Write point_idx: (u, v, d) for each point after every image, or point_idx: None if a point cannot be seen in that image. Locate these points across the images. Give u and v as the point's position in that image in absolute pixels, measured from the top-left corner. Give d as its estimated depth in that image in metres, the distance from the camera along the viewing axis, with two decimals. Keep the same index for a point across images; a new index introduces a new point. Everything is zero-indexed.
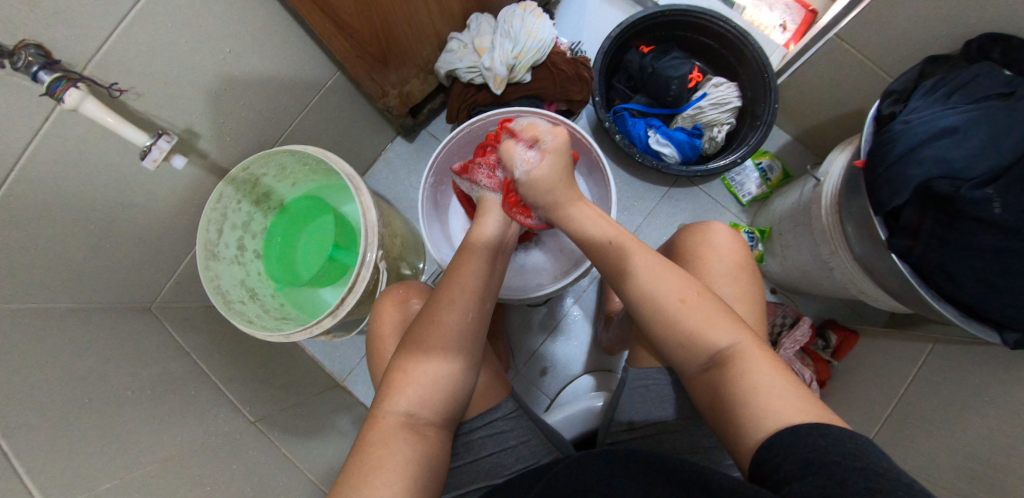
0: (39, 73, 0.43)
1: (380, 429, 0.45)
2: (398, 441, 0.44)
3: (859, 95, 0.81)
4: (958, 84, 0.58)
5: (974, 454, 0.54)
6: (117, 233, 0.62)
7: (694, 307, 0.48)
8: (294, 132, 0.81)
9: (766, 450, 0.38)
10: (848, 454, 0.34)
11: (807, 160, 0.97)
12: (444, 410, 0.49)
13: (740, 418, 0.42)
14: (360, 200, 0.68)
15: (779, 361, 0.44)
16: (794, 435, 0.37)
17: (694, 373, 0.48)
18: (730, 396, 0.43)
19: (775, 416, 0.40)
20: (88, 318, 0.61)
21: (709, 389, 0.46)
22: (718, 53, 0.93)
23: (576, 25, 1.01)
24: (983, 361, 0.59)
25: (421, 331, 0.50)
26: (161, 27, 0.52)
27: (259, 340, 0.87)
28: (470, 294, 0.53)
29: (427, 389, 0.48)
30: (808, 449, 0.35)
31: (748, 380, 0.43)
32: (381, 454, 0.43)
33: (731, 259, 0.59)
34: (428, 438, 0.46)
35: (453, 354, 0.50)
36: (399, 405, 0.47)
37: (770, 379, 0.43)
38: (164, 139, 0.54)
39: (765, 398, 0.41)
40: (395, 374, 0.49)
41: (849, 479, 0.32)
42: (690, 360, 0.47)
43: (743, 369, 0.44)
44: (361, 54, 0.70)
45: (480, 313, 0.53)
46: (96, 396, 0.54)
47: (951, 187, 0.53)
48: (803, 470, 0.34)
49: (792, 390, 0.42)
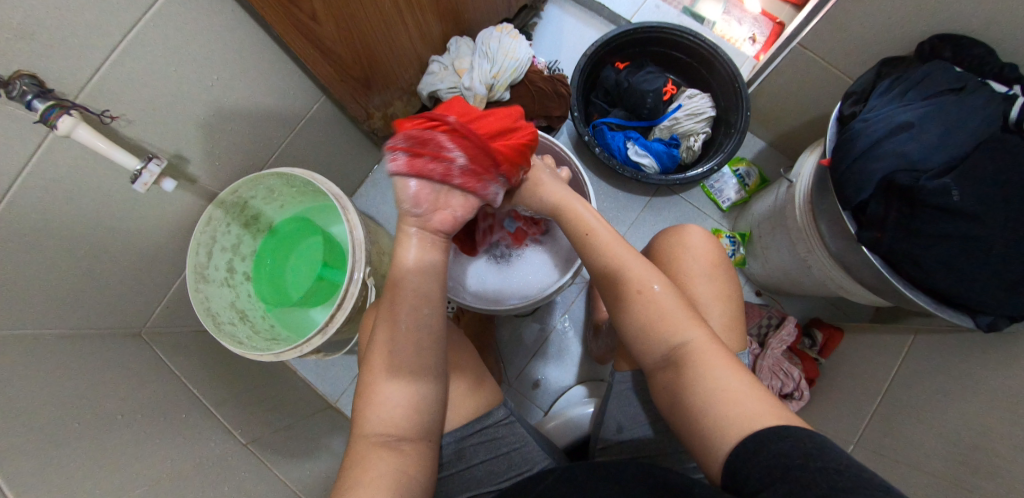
0: (33, 101, 0.45)
1: (358, 453, 0.46)
2: (373, 461, 0.45)
3: (826, 99, 0.84)
4: (912, 82, 0.61)
5: (960, 439, 0.55)
6: (107, 258, 0.63)
7: (656, 302, 0.49)
8: (282, 156, 0.83)
9: (730, 458, 0.39)
10: (810, 456, 0.34)
11: (783, 164, 1.00)
12: (418, 421, 0.48)
13: (699, 415, 0.43)
14: (347, 219, 0.69)
15: (734, 360, 0.45)
16: (755, 440, 0.38)
17: (651, 366, 0.49)
18: (688, 396, 0.45)
19: (733, 419, 0.41)
20: (77, 344, 0.61)
21: (665, 382, 0.47)
22: (690, 66, 0.96)
23: (553, 45, 1.05)
24: (964, 347, 0.60)
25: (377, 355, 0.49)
26: (151, 57, 0.55)
27: (250, 363, 0.86)
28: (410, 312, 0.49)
29: (393, 408, 0.47)
30: (773, 454, 0.36)
31: (703, 380, 0.44)
32: (358, 477, 0.44)
33: (706, 260, 0.61)
34: (405, 452, 0.46)
35: (403, 368, 0.48)
36: (370, 427, 0.47)
37: (721, 378, 0.44)
38: (154, 163, 0.56)
39: (722, 399, 0.42)
40: (363, 398, 0.49)
41: (813, 482, 0.32)
42: (648, 353, 0.49)
43: (696, 367, 0.45)
44: (345, 78, 0.73)
45: (416, 323, 0.49)
46: (85, 420, 0.53)
47: (911, 178, 0.55)
48: (768, 476, 0.35)
49: (748, 392, 0.42)
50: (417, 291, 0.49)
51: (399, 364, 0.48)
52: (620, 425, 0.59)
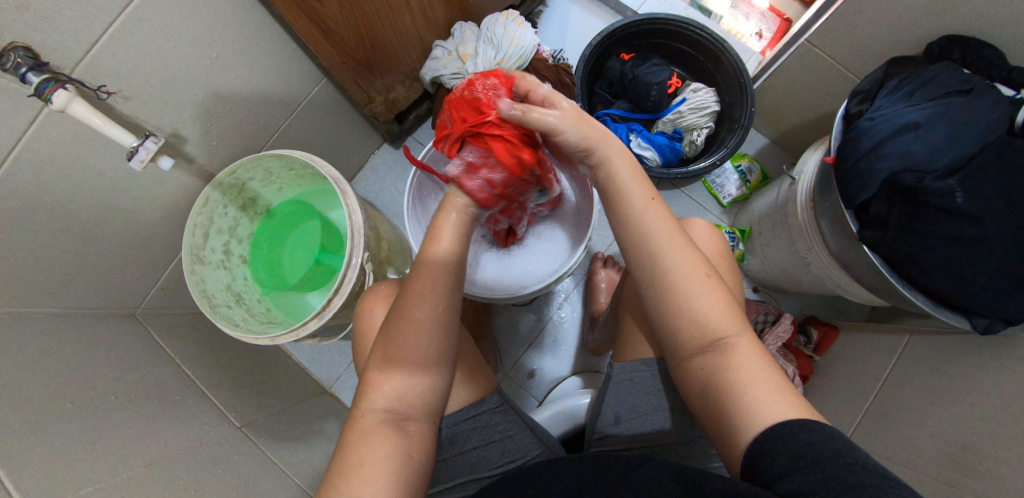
0: (27, 74, 0.44)
1: (363, 429, 0.46)
2: (380, 440, 0.45)
3: (831, 97, 0.84)
4: (920, 83, 0.60)
5: (950, 439, 0.55)
6: (103, 236, 0.63)
7: (710, 291, 0.47)
8: (281, 138, 0.82)
9: (757, 446, 0.39)
10: (836, 450, 0.36)
11: (784, 161, 1.00)
12: (425, 403, 0.49)
13: (731, 403, 0.43)
14: (346, 203, 0.68)
15: (771, 358, 0.45)
16: (784, 431, 0.38)
17: (686, 354, 0.47)
18: (723, 385, 0.44)
19: (768, 412, 0.41)
20: (71, 322, 0.61)
21: (702, 370, 0.46)
22: (696, 59, 0.96)
23: (558, 33, 1.04)
24: (958, 348, 0.61)
25: (393, 328, 0.48)
26: (149, 32, 0.54)
27: (246, 347, 0.86)
28: (440, 286, 0.49)
29: (404, 389, 0.48)
30: (801, 444, 0.37)
31: (744, 373, 0.43)
32: (362, 452, 0.44)
33: (712, 249, 0.61)
34: (410, 434, 0.47)
35: (421, 363, 0.48)
36: (378, 402, 0.47)
37: (764, 377, 0.43)
38: (151, 141, 0.55)
39: (756, 392, 0.42)
40: (372, 373, 0.49)
41: (838, 473, 0.34)
42: (688, 340, 0.46)
43: (738, 361, 0.44)
44: (347, 60, 0.72)
45: (450, 310, 0.49)
46: (79, 400, 0.53)
47: (915, 179, 0.55)
48: (795, 464, 0.36)
49: (785, 387, 0.43)
50: (439, 276, 0.49)
51: (416, 347, 0.48)
52: (618, 415, 0.59)
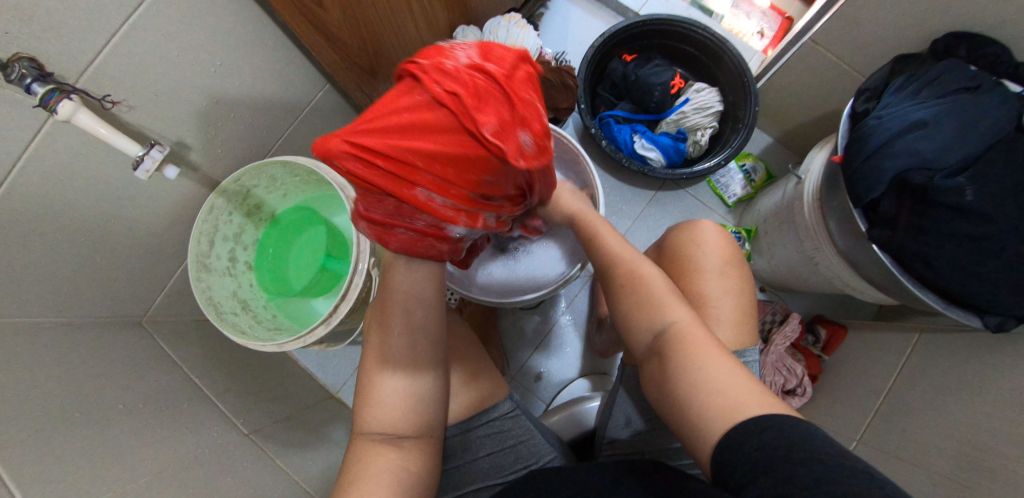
0: (32, 84, 0.44)
1: (359, 450, 0.47)
2: (379, 453, 0.46)
3: (836, 95, 0.83)
4: (926, 80, 0.60)
5: (963, 439, 0.55)
6: (109, 245, 0.62)
7: (649, 290, 0.51)
8: (285, 144, 0.81)
9: (720, 450, 0.37)
10: (794, 447, 0.33)
11: (789, 159, 1.00)
12: (418, 419, 0.48)
13: (687, 402, 0.42)
14: (351, 209, 0.68)
15: (724, 345, 0.44)
16: (740, 432, 0.36)
17: (642, 355, 0.50)
18: (673, 378, 0.44)
19: (719, 405, 0.40)
20: (78, 331, 0.60)
21: (654, 366, 0.47)
22: (699, 59, 0.95)
23: (560, 35, 1.03)
24: (969, 346, 0.61)
25: (377, 345, 0.49)
26: (153, 40, 0.54)
27: (252, 353, 0.86)
28: (398, 306, 0.47)
29: (397, 401, 0.48)
30: (760, 444, 0.34)
31: (687, 363, 0.44)
32: (359, 475, 0.45)
33: (718, 255, 0.60)
34: (407, 451, 0.47)
35: (408, 371, 0.48)
36: (370, 424, 0.47)
37: (704, 354, 0.44)
38: (157, 149, 0.55)
39: (707, 382, 0.42)
40: (360, 396, 0.49)
41: (795, 474, 0.31)
42: (640, 339, 0.50)
43: (683, 348, 0.45)
44: (350, 66, 0.73)
45: (419, 317, 0.48)
46: (87, 409, 0.53)
47: (924, 177, 0.55)
48: (756, 468, 0.33)
49: (731, 371, 0.42)
50: (407, 286, 0.47)
51: (399, 360, 0.48)
52: (629, 418, 0.59)
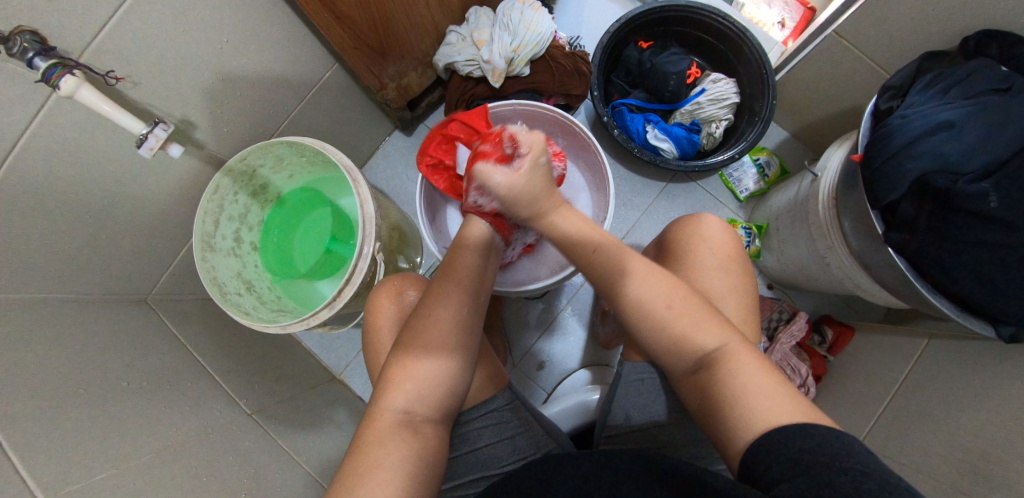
0: (34, 59, 0.43)
1: (379, 429, 0.45)
2: (397, 441, 0.44)
3: (857, 90, 0.81)
4: (953, 80, 0.58)
5: (968, 448, 0.54)
6: (114, 223, 0.62)
7: (684, 311, 0.47)
8: (292, 124, 0.80)
9: (750, 455, 0.38)
10: (836, 455, 0.34)
11: (805, 155, 0.98)
12: (442, 405, 0.49)
13: (726, 420, 0.42)
14: (358, 192, 0.67)
15: (769, 362, 0.44)
16: (777, 439, 0.37)
17: (681, 373, 0.48)
18: (718, 399, 0.43)
19: (760, 420, 0.40)
20: (82, 308, 0.61)
21: (696, 389, 0.46)
22: (716, 48, 0.93)
23: (575, 19, 1.00)
24: (980, 355, 0.60)
25: (415, 326, 0.50)
26: (159, 16, 0.52)
27: (256, 334, 0.86)
28: (462, 282, 0.52)
29: (424, 388, 0.48)
30: (796, 450, 0.35)
31: (734, 383, 0.43)
32: (377, 457, 0.43)
33: (721, 251, 0.59)
34: (426, 437, 0.46)
35: (445, 356, 0.49)
36: (397, 402, 0.47)
37: (756, 382, 0.42)
38: (161, 128, 0.54)
39: (752, 402, 0.41)
40: (393, 370, 0.49)
41: (832, 478, 0.32)
42: (680, 360, 0.47)
43: (728, 373, 0.44)
44: (360, 45, 0.70)
45: (473, 307, 0.52)
46: (92, 387, 0.53)
47: (948, 181, 0.53)
48: (791, 470, 0.34)
49: (781, 390, 0.42)
50: (474, 265, 0.53)
51: (435, 344, 0.49)
52: (629, 413, 0.58)
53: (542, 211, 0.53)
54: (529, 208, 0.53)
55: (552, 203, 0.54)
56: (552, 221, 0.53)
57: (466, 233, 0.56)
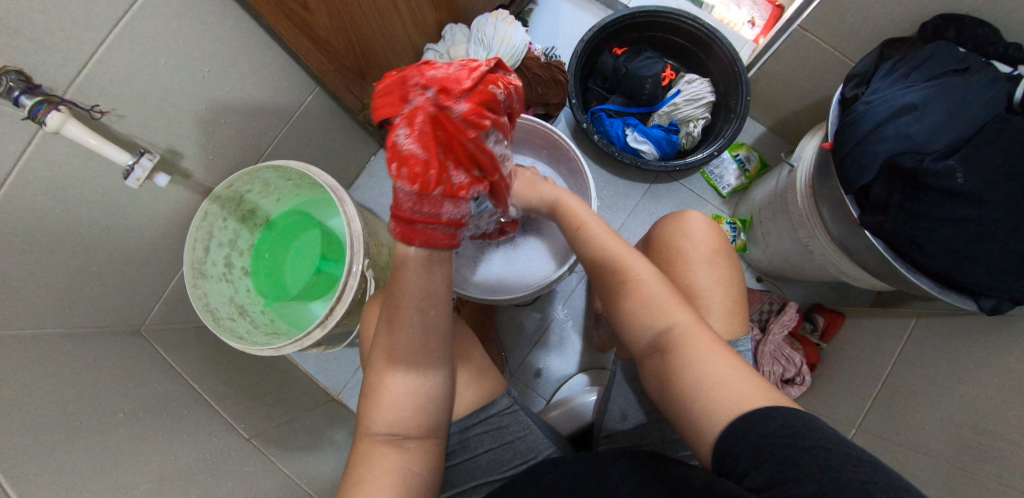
0: (20, 97, 0.44)
1: (366, 447, 0.47)
2: (384, 458, 0.46)
3: (827, 81, 0.83)
4: (915, 64, 0.60)
5: (962, 423, 0.55)
6: (104, 254, 0.63)
7: (648, 286, 0.49)
8: (277, 149, 0.82)
9: (721, 439, 0.38)
10: (800, 435, 0.34)
11: (783, 148, 1.00)
12: (424, 420, 0.48)
13: (685, 392, 0.42)
14: (344, 210, 0.68)
15: (721, 342, 0.44)
16: (742, 421, 0.37)
17: (641, 352, 0.48)
18: (676, 376, 0.43)
19: (720, 398, 0.40)
20: (75, 342, 0.61)
21: (654, 365, 0.46)
22: (689, 50, 0.95)
23: (550, 31, 1.03)
24: (967, 330, 0.60)
25: (386, 342, 0.48)
26: (141, 49, 0.54)
27: (251, 358, 0.87)
28: (411, 307, 0.45)
29: (404, 407, 0.47)
30: (761, 434, 0.36)
31: (690, 360, 0.43)
32: (364, 473, 0.45)
33: (706, 247, 0.60)
34: (409, 451, 0.47)
35: (421, 372, 0.48)
36: (378, 423, 0.47)
37: (711, 358, 0.43)
38: (147, 158, 0.55)
39: (707, 378, 0.41)
40: (370, 392, 0.49)
41: (801, 460, 0.32)
42: (638, 335, 0.48)
43: (686, 349, 0.44)
44: (339, 68, 0.72)
45: (431, 323, 0.47)
46: (88, 418, 0.54)
47: (915, 161, 0.55)
48: (758, 456, 0.35)
49: (735, 368, 0.42)
50: (422, 289, 0.45)
51: (409, 359, 0.47)
52: (624, 411, 0.59)
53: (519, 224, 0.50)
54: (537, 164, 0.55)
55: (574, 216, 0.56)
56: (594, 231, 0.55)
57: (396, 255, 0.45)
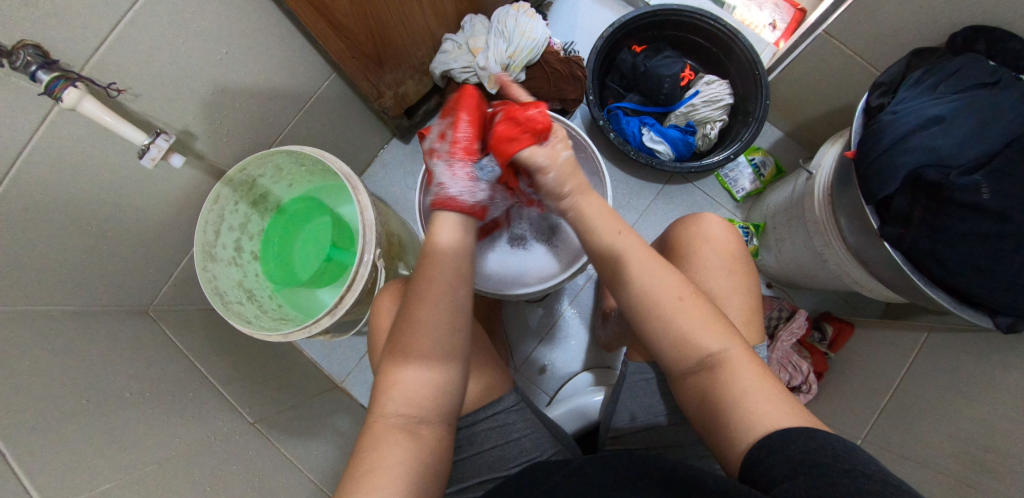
0: (37, 72, 0.44)
1: (375, 434, 0.46)
2: (390, 444, 0.45)
3: (849, 89, 0.82)
4: (944, 75, 0.59)
5: (971, 440, 0.54)
6: (116, 233, 0.62)
7: (691, 310, 0.48)
8: (290, 134, 0.81)
9: (752, 455, 0.38)
10: (837, 457, 0.34)
11: (799, 154, 0.99)
12: (438, 406, 0.48)
13: (728, 414, 0.43)
14: (358, 199, 0.67)
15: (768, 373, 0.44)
16: (780, 439, 0.38)
17: (681, 371, 0.48)
18: (719, 401, 0.44)
19: (762, 424, 0.40)
20: (84, 320, 0.61)
21: (694, 389, 0.46)
22: (710, 51, 0.94)
23: (568, 25, 1.02)
24: (982, 345, 0.60)
25: (401, 329, 0.49)
26: (158, 28, 0.53)
27: (256, 343, 0.86)
28: (442, 282, 0.51)
29: (417, 391, 0.47)
30: (796, 452, 0.36)
31: (735, 387, 0.43)
32: (375, 459, 0.44)
33: (723, 252, 0.59)
34: (423, 438, 0.47)
35: (433, 355, 0.48)
36: (392, 408, 0.47)
37: (756, 387, 0.43)
38: (162, 138, 0.54)
39: (753, 407, 0.42)
40: (384, 378, 0.49)
41: (834, 477, 0.32)
42: (680, 359, 0.47)
43: (733, 376, 0.44)
44: (357, 55, 0.71)
45: (453, 304, 0.50)
46: (95, 397, 0.54)
47: (940, 174, 0.54)
48: (792, 470, 0.35)
49: (777, 399, 0.42)
50: (450, 268, 0.52)
51: (424, 345, 0.48)
52: (634, 414, 0.59)
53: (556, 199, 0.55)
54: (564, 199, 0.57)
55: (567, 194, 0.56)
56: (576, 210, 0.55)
57: (433, 240, 0.54)
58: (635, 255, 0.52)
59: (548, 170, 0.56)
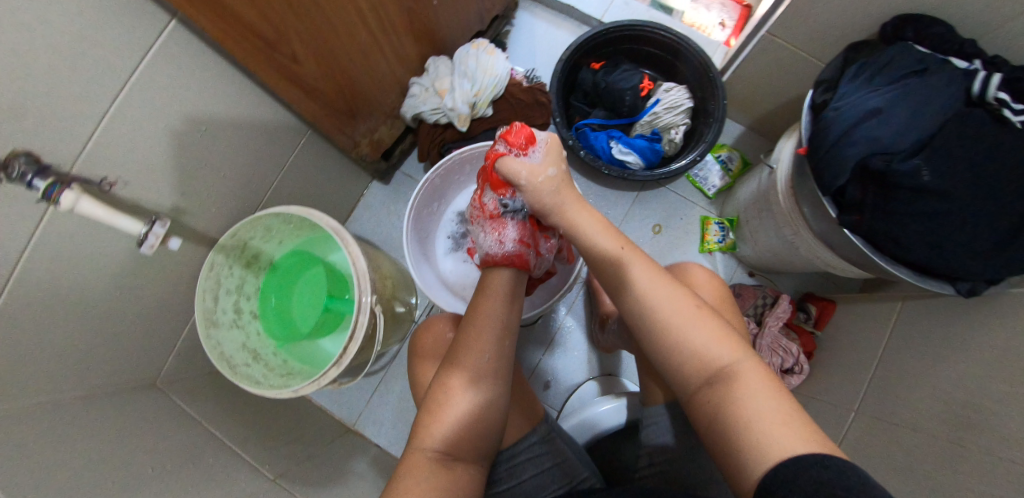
0: (33, 180, 0.46)
1: (412, 462, 0.49)
2: (426, 474, 0.48)
3: (798, 81, 0.87)
4: (877, 68, 0.64)
5: (951, 400, 0.58)
6: (117, 316, 0.64)
7: (702, 321, 0.49)
8: (274, 193, 0.83)
9: (767, 480, 0.39)
10: (853, 488, 0.34)
11: (762, 145, 1.04)
12: (473, 447, 0.52)
13: (739, 429, 0.43)
14: (347, 249, 0.70)
15: (780, 384, 0.45)
16: (795, 466, 0.38)
17: (693, 384, 0.48)
18: (730, 415, 0.44)
19: (773, 444, 0.40)
20: (97, 404, 0.63)
21: (707, 403, 0.47)
22: (664, 60, 0.99)
23: (527, 51, 1.06)
24: (949, 310, 0.64)
25: (450, 363, 0.54)
26: (139, 118, 0.56)
27: (265, 399, 0.88)
28: (493, 328, 0.56)
29: (455, 427, 0.51)
30: (813, 481, 0.36)
31: (746, 400, 0.44)
32: (410, 486, 0.47)
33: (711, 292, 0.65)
34: (457, 475, 0.49)
35: (476, 389, 0.53)
36: (432, 441, 0.50)
37: (767, 399, 0.43)
38: (158, 224, 0.56)
39: (766, 423, 0.42)
40: (429, 408, 0.53)
41: None
42: (692, 373, 0.48)
43: (743, 389, 0.45)
44: (330, 112, 0.74)
45: (500, 353, 0.55)
46: (121, 477, 0.55)
47: (883, 162, 0.58)
48: None
49: (790, 413, 0.42)
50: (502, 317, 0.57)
51: (476, 375, 0.53)
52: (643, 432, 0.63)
53: (563, 204, 0.61)
54: (553, 200, 0.61)
55: (573, 202, 0.61)
56: (574, 217, 0.60)
57: (490, 281, 0.61)
58: (642, 273, 0.54)
59: (528, 176, 0.62)
